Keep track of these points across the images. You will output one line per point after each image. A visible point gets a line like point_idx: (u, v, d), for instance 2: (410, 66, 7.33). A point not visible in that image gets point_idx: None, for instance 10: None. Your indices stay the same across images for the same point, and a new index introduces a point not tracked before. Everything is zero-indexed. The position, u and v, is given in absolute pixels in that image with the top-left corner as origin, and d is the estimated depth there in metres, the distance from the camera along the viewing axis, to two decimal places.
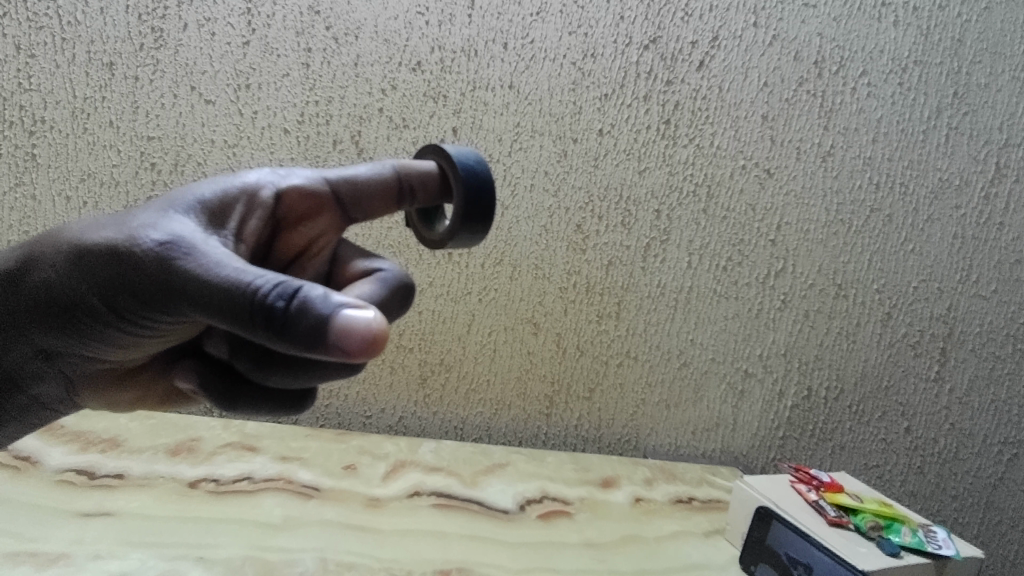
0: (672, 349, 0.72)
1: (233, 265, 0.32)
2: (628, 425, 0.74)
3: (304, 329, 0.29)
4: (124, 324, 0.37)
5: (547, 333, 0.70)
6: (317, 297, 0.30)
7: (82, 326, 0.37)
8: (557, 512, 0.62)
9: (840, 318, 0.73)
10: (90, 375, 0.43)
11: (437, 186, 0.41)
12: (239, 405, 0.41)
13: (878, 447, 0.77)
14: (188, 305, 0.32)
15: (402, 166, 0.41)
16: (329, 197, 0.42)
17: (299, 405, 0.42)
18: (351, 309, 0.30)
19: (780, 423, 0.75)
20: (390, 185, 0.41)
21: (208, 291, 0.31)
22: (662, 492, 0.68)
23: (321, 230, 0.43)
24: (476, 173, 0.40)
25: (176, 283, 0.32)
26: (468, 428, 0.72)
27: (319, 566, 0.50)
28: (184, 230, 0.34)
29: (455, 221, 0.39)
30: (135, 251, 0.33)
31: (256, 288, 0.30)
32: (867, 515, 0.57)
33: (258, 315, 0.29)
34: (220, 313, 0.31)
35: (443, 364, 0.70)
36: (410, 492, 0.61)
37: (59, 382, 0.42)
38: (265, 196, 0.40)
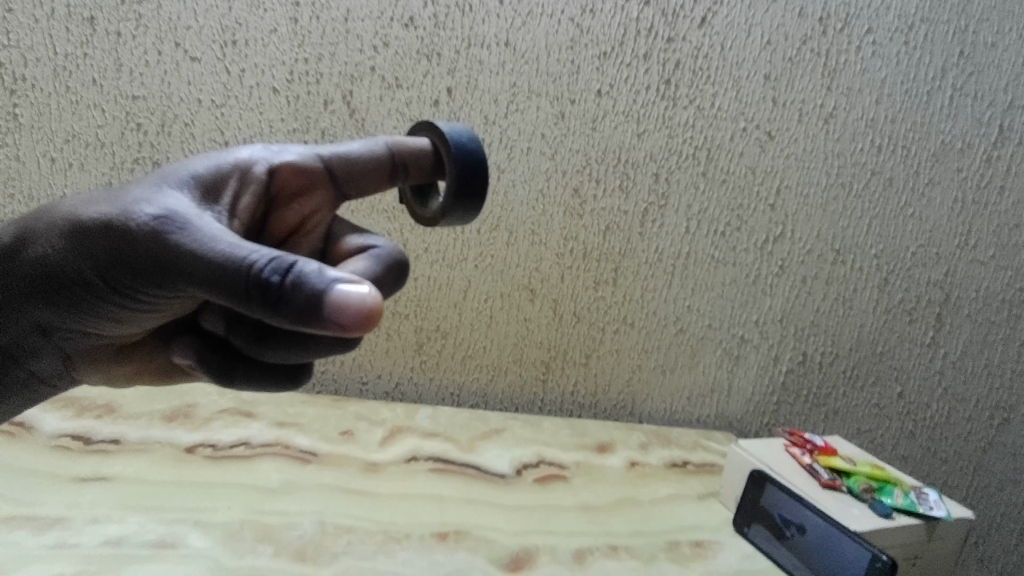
0: (668, 315, 0.72)
1: (228, 241, 0.31)
2: (624, 391, 0.74)
3: (300, 303, 0.28)
4: (119, 299, 0.36)
5: (543, 299, 0.70)
6: (312, 271, 0.29)
7: (80, 300, 0.37)
8: (554, 476, 0.63)
9: (837, 283, 0.73)
10: (87, 352, 0.42)
11: (430, 161, 0.40)
12: (237, 376, 0.42)
13: (871, 412, 0.77)
14: (184, 280, 0.31)
15: (395, 142, 0.40)
16: (321, 173, 0.41)
17: (294, 380, 0.43)
18: (345, 284, 0.29)
19: (774, 388, 0.76)
20: (383, 161, 0.40)
21: (203, 265, 0.30)
22: (657, 456, 0.69)
23: (314, 208, 0.42)
24: (468, 150, 0.39)
25: (170, 258, 0.32)
26: (465, 394, 0.72)
27: (318, 529, 0.51)
28: (179, 204, 0.34)
29: (447, 198, 0.38)
30: (129, 225, 0.33)
31: (251, 262, 0.29)
32: (861, 478, 0.58)
33: (254, 290, 0.29)
34: (215, 287, 0.30)
35: (439, 331, 0.70)
36: (407, 457, 0.61)
37: (57, 357, 0.41)
38: (257, 172, 0.40)
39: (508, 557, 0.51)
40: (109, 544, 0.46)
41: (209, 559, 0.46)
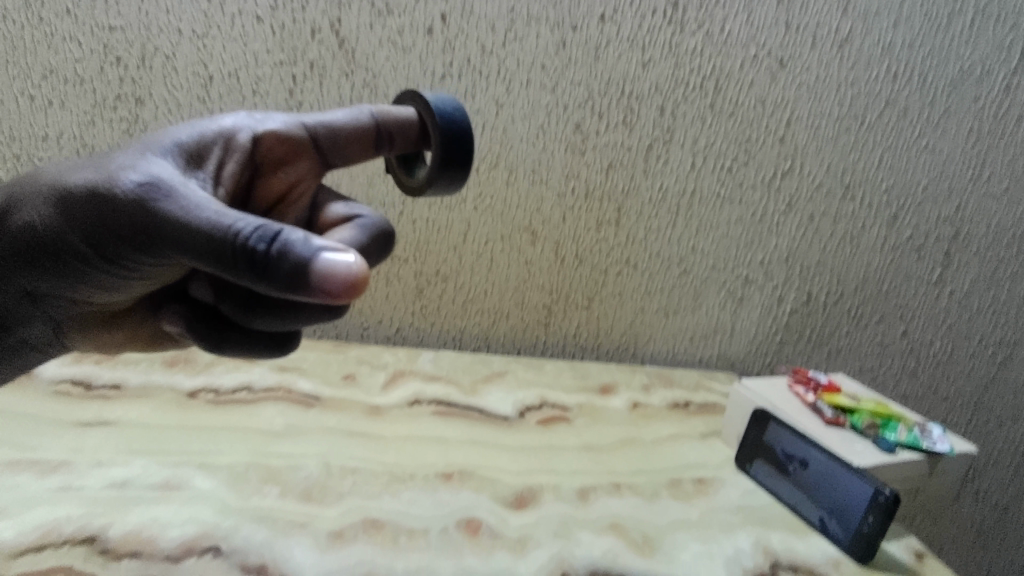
0: (672, 256, 0.71)
1: (213, 210, 0.30)
2: (627, 334, 0.74)
3: (286, 272, 0.28)
4: (106, 267, 0.35)
5: (545, 241, 0.69)
6: (298, 239, 0.28)
7: (66, 268, 0.36)
8: (557, 418, 0.63)
9: (845, 220, 0.72)
10: (79, 316, 0.41)
11: (415, 130, 0.40)
12: (226, 344, 0.40)
13: (874, 351, 0.77)
14: (171, 248, 0.31)
15: (380, 112, 0.40)
16: (306, 141, 0.41)
17: (282, 349, 0.42)
18: (332, 253, 0.28)
19: (778, 329, 0.75)
20: (368, 131, 0.39)
21: (190, 234, 0.30)
22: (659, 397, 0.69)
23: (300, 175, 0.42)
24: (454, 119, 0.39)
25: (157, 227, 0.31)
26: (466, 338, 0.72)
27: (323, 471, 0.51)
28: (163, 172, 0.33)
29: (432, 168, 0.38)
30: (112, 192, 0.32)
31: (237, 231, 0.29)
32: (864, 415, 0.58)
33: (241, 260, 0.28)
34: (203, 256, 0.29)
35: (440, 275, 0.69)
36: (410, 400, 0.61)
37: (47, 325, 0.41)
38: (241, 139, 0.39)
39: (512, 496, 0.52)
40: (115, 486, 0.46)
41: (216, 499, 0.47)
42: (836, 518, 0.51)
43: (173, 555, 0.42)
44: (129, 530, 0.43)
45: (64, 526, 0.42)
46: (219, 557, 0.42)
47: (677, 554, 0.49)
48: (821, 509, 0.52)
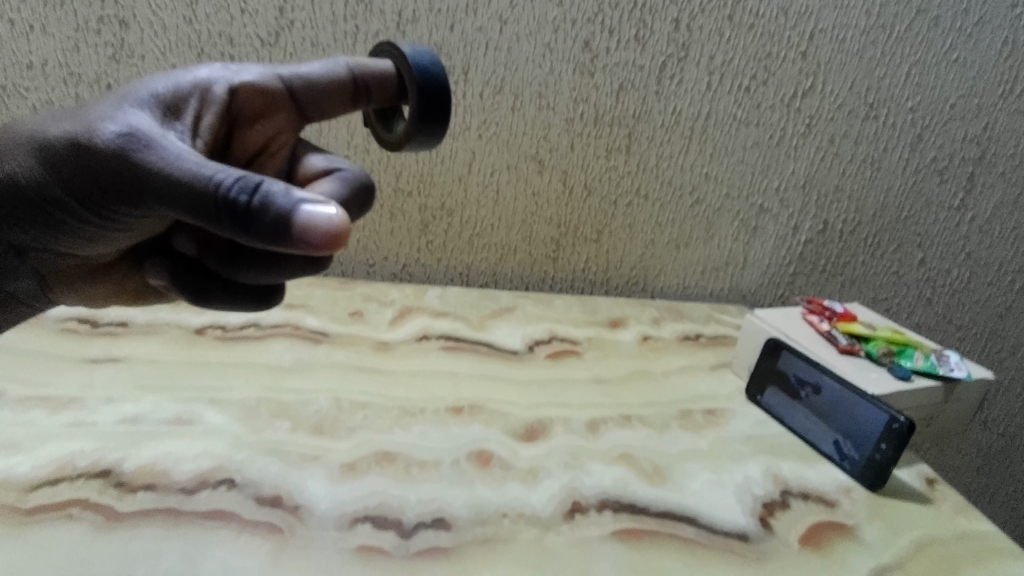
0: (684, 185, 0.69)
1: (193, 161, 0.31)
2: (636, 267, 0.73)
3: (269, 223, 0.29)
4: (89, 220, 0.35)
5: (552, 172, 0.67)
6: (278, 192, 0.29)
7: (49, 219, 0.35)
8: (567, 352, 0.63)
9: (866, 143, 0.70)
10: (65, 270, 0.41)
11: (393, 84, 0.40)
12: (211, 294, 0.40)
13: (890, 280, 0.77)
14: (152, 200, 0.31)
15: (357, 65, 0.39)
16: (283, 94, 0.41)
17: (266, 301, 0.42)
18: (312, 206, 0.29)
19: (791, 259, 0.74)
20: (345, 83, 0.39)
21: (171, 185, 0.30)
22: (669, 330, 0.68)
23: (278, 129, 0.42)
24: (432, 73, 0.38)
25: (137, 178, 0.31)
26: (473, 274, 0.71)
27: (334, 406, 0.51)
28: (142, 123, 0.33)
29: (410, 123, 0.38)
30: (93, 143, 0.32)
31: (218, 182, 0.29)
32: (880, 342, 0.57)
33: (223, 210, 0.29)
34: (185, 207, 0.30)
35: (445, 209, 0.67)
36: (418, 336, 0.61)
37: (33, 278, 0.40)
38: (217, 92, 0.39)
39: (522, 429, 0.52)
40: (126, 422, 0.47)
41: (228, 434, 0.47)
42: (851, 441, 0.52)
43: (188, 487, 0.42)
44: (143, 464, 0.44)
45: (79, 460, 0.43)
46: (233, 489, 0.43)
47: (687, 482, 0.49)
48: (836, 432, 0.53)
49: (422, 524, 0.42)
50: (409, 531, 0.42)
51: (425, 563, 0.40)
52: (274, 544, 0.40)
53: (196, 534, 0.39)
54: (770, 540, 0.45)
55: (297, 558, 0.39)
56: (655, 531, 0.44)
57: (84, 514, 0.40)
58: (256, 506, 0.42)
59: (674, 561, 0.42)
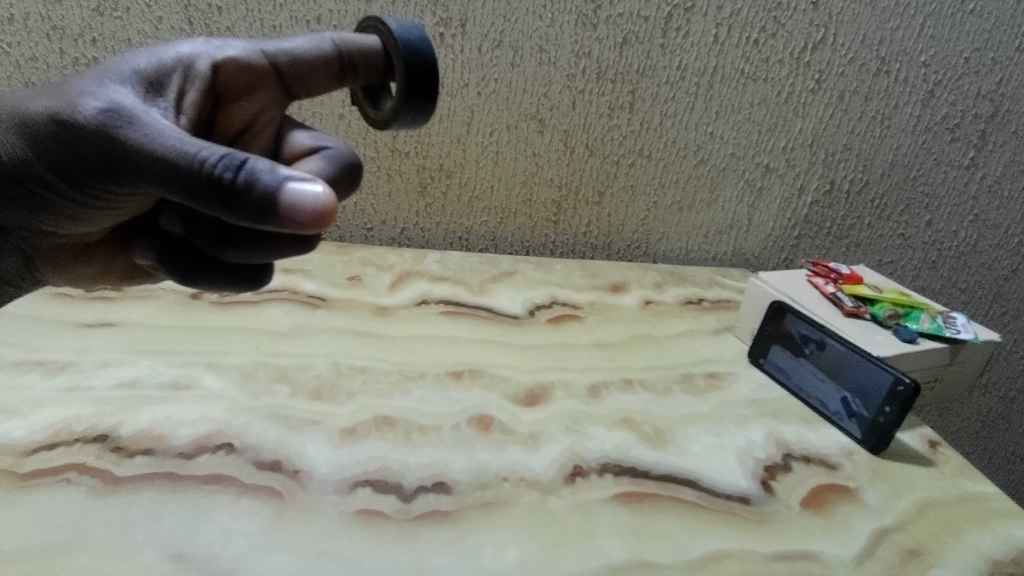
0: (688, 144, 0.67)
1: (177, 138, 0.31)
2: (639, 231, 0.72)
3: (254, 200, 0.29)
4: (75, 197, 0.35)
5: (553, 132, 0.65)
6: (264, 169, 0.29)
7: (33, 197, 0.35)
8: (568, 316, 0.62)
9: (876, 99, 0.68)
10: (49, 252, 0.40)
11: (379, 58, 0.38)
12: (200, 275, 0.40)
13: (895, 243, 0.76)
14: (138, 177, 0.32)
15: (342, 39, 0.38)
16: (268, 70, 0.40)
17: (257, 281, 0.41)
18: (298, 182, 0.30)
19: (797, 222, 0.73)
20: (330, 59, 0.38)
21: (156, 163, 0.31)
22: (671, 294, 0.67)
23: (264, 105, 0.41)
24: (419, 48, 0.36)
25: (122, 155, 0.32)
26: (473, 238, 0.70)
27: (333, 370, 0.51)
28: (127, 101, 0.33)
29: (397, 101, 0.36)
30: (76, 120, 0.33)
31: (203, 159, 0.30)
32: (886, 305, 0.56)
33: (208, 188, 0.29)
34: (170, 185, 0.31)
35: (443, 170, 0.66)
36: (417, 300, 0.60)
37: (19, 258, 0.39)
38: (201, 67, 0.38)
39: (522, 393, 0.52)
40: (122, 388, 0.47)
41: (226, 399, 0.47)
42: (860, 399, 0.51)
43: (186, 452, 0.42)
44: (140, 429, 0.43)
45: (75, 424, 0.43)
46: (232, 453, 0.43)
47: (688, 446, 0.49)
48: (844, 390, 0.52)
49: (422, 488, 0.42)
50: (410, 494, 0.42)
51: (426, 526, 0.40)
52: (275, 507, 0.39)
53: (195, 498, 0.39)
54: (770, 503, 0.45)
55: (298, 521, 0.39)
56: (656, 494, 0.44)
57: (82, 478, 0.40)
58: (255, 470, 0.42)
59: (675, 523, 0.42)
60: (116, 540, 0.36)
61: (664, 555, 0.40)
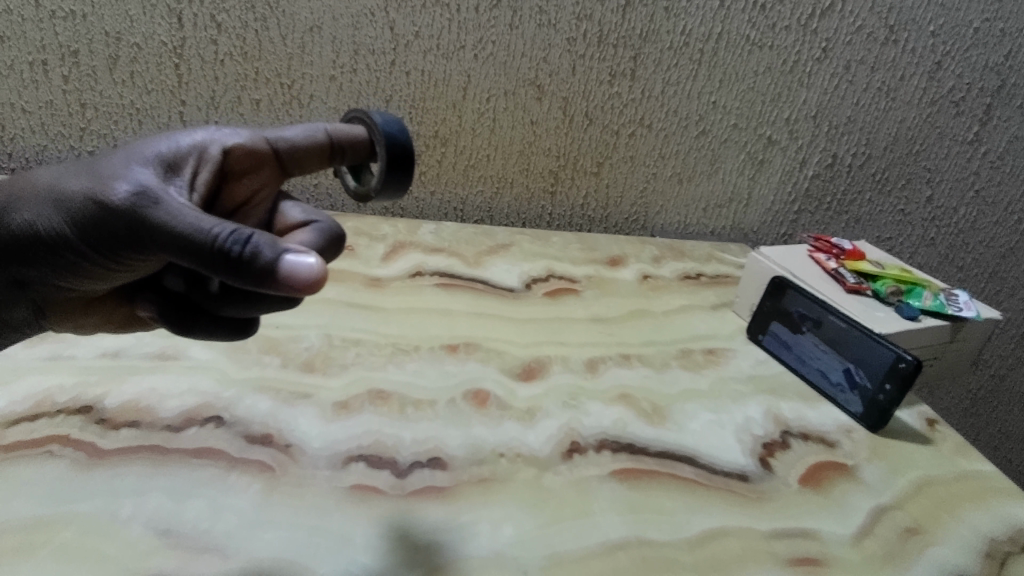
0: (690, 114, 0.66)
1: (182, 210, 0.31)
2: (637, 203, 0.70)
3: (258, 271, 0.29)
4: (92, 260, 0.33)
5: (552, 98, 0.63)
6: (264, 240, 0.29)
7: (53, 258, 0.33)
8: (564, 290, 0.61)
9: (883, 70, 0.66)
10: (61, 303, 0.37)
11: (365, 144, 0.37)
12: (199, 321, 0.37)
13: (895, 219, 0.75)
14: (145, 246, 0.31)
15: (334, 129, 0.37)
16: (267, 154, 0.37)
17: (242, 333, 0.39)
18: (294, 253, 0.29)
19: (797, 196, 0.72)
20: (322, 148, 0.37)
21: (164, 236, 0.30)
22: (670, 269, 0.66)
23: (261, 185, 0.38)
24: (401, 142, 0.36)
25: (129, 229, 0.31)
26: (468, 209, 0.68)
27: (325, 341, 0.50)
28: (132, 168, 0.32)
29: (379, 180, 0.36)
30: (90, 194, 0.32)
31: (209, 234, 0.29)
32: (888, 282, 0.55)
33: (215, 261, 0.29)
34: (178, 256, 0.30)
35: (438, 139, 0.64)
36: (412, 272, 0.59)
37: (29, 309, 0.37)
38: (211, 152, 0.36)
39: (519, 367, 0.51)
40: (108, 357, 0.45)
41: (216, 371, 0.46)
42: (863, 370, 0.50)
43: (174, 424, 0.41)
44: (126, 400, 0.42)
45: (58, 395, 0.42)
46: (222, 426, 0.41)
47: (686, 422, 0.48)
48: (847, 361, 0.51)
49: (417, 464, 0.41)
50: (405, 469, 0.41)
51: (420, 501, 0.39)
52: (266, 482, 0.38)
53: (184, 472, 0.38)
54: (769, 480, 0.44)
55: (290, 496, 0.38)
56: (654, 471, 0.44)
57: (65, 451, 0.38)
58: (246, 444, 0.41)
59: (674, 501, 0.42)
60: (102, 513, 0.35)
61: (662, 532, 0.39)
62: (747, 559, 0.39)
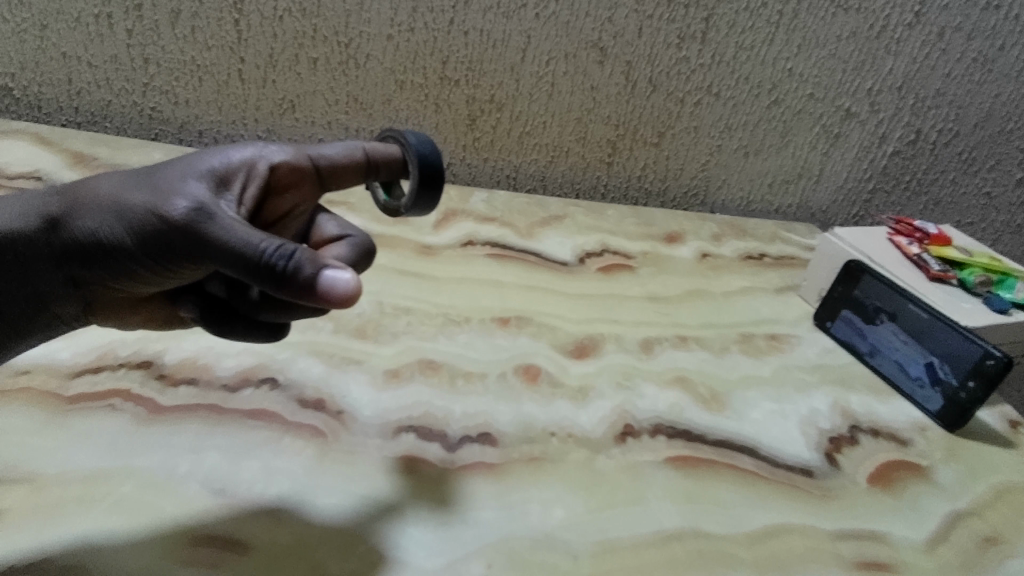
0: (763, 81, 0.61)
1: (229, 220, 0.30)
2: (698, 177, 0.67)
3: (300, 284, 0.28)
4: (141, 266, 0.32)
5: (615, 62, 0.60)
6: (306, 254, 0.29)
7: (105, 262, 0.32)
8: (619, 266, 0.58)
9: (981, 38, 0.61)
10: (113, 299, 0.35)
11: (398, 162, 0.37)
12: (233, 326, 0.36)
13: (979, 203, 0.70)
14: (191, 255, 0.30)
15: (370, 147, 0.37)
16: (308, 172, 0.36)
17: (275, 335, 0.38)
18: (333, 269, 0.29)
19: (873, 174, 0.67)
20: (359, 166, 0.36)
21: (210, 247, 0.30)
22: (731, 248, 0.63)
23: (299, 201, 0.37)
24: (433, 163, 0.36)
25: (176, 238, 0.30)
26: (521, 178, 0.66)
27: (376, 309, 0.49)
28: (187, 181, 0.32)
29: (409, 197, 0.36)
30: (147, 204, 0.31)
31: (255, 247, 0.29)
32: (976, 270, 0.51)
33: (259, 274, 0.29)
34: (223, 267, 0.30)
35: (494, 103, 0.61)
36: (464, 241, 0.57)
37: (79, 304, 0.35)
38: (260, 169, 0.35)
39: (572, 344, 0.49)
40: None
41: None
42: (949, 364, 0.46)
43: (230, 384, 0.41)
44: (185, 356, 0.42)
45: (120, 350, 0.42)
46: (276, 389, 0.41)
47: (746, 411, 0.46)
48: (931, 353, 0.47)
49: (467, 439, 0.40)
50: (454, 444, 0.40)
51: (469, 477, 0.38)
52: (317, 448, 0.38)
53: (239, 432, 0.38)
54: (836, 477, 0.42)
55: (340, 464, 0.37)
56: (711, 460, 0.42)
57: (125, 405, 0.38)
58: (298, 408, 0.40)
59: (732, 493, 0.40)
60: (159, 470, 0.35)
61: (720, 525, 0.38)
62: (811, 559, 0.36)
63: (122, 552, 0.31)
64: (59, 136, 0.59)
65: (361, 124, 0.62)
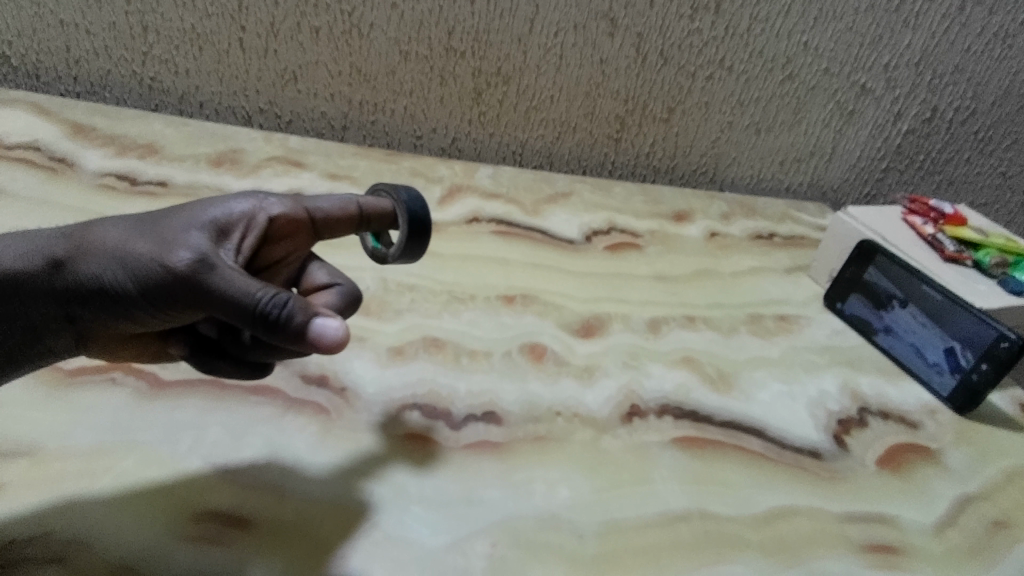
0: (778, 56, 0.60)
1: (228, 269, 0.30)
2: (708, 154, 0.65)
3: (293, 331, 0.29)
4: (141, 311, 0.31)
5: (625, 34, 0.58)
6: (299, 302, 0.29)
7: (106, 305, 0.31)
8: (626, 245, 0.57)
9: (1003, 13, 0.59)
10: (109, 336, 0.33)
11: (388, 215, 0.37)
12: (220, 365, 0.35)
13: (993, 183, 0.69)
14: (190, 303, 0.30)
15: (362, 201, 0.37)
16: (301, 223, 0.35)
17: (261, 371, 0.36)
18: (323, 317, 0.30)
19: (886, 153, 0.66)
20: (352, 217, 0.36)
21: (209, 297, 0.29)
22: (740, 227, 0.62)
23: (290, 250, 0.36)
24: (422, 216, 0.37)
25: (175, 287, 0.30)
26: (528, 154, 0.64)
27: (380, 287, 0.48)
28: (189, 231, 0.31)
29: (399, 247, 0.36)
30: (149, 253, 0.30)
31: (252, 298, 0.29)
32: (991, 251, 0.51)
33: (256, 322, 0.29)
34: (220, 315, 0.29)
35: (501, 76, 0.60)
36: (469, 218, 0.56)
37: (72, 338, 0.32)
38: (259, 221, 0.33)
39: (578, 323, 0.48)
40: None
41: None
42: (970, 350, 0.45)
43: None
44: None
45: None
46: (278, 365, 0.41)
47: (755, 392, 0.45)
48: (950, 339, 0.46)
49: (472, 417, 0.40)
50: (459, 422, 0.39)
51: (473, 456, 0.38)
52: (321, 425, 0.38)
53: (241, 408, 0.38)
54: (844, 459, 0.41)
55: (344, 442, 0.37)
56: (718, 442, 0.41)
57: (127, 379, 0.38)
58: (302, 385, 0.40)
59: (740, 475, 0.39)
60: (161, 446, 0.35)
61: (727, 507, 0.37)
62: (819, 542, 0.36)
63: (124, 530, 0.31)
64: (58, 105, 0.58)
65: (364, 96, 0.61)
